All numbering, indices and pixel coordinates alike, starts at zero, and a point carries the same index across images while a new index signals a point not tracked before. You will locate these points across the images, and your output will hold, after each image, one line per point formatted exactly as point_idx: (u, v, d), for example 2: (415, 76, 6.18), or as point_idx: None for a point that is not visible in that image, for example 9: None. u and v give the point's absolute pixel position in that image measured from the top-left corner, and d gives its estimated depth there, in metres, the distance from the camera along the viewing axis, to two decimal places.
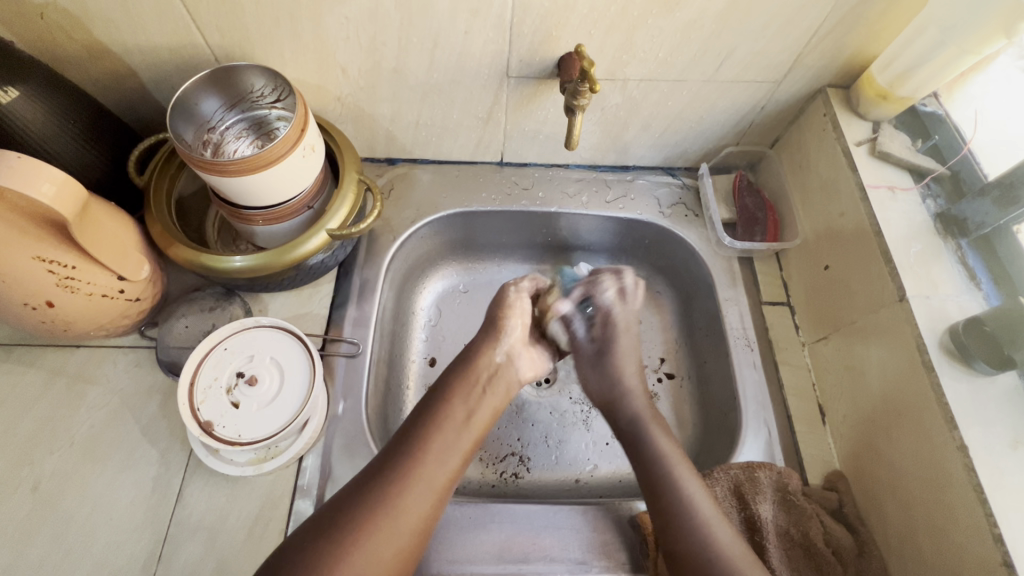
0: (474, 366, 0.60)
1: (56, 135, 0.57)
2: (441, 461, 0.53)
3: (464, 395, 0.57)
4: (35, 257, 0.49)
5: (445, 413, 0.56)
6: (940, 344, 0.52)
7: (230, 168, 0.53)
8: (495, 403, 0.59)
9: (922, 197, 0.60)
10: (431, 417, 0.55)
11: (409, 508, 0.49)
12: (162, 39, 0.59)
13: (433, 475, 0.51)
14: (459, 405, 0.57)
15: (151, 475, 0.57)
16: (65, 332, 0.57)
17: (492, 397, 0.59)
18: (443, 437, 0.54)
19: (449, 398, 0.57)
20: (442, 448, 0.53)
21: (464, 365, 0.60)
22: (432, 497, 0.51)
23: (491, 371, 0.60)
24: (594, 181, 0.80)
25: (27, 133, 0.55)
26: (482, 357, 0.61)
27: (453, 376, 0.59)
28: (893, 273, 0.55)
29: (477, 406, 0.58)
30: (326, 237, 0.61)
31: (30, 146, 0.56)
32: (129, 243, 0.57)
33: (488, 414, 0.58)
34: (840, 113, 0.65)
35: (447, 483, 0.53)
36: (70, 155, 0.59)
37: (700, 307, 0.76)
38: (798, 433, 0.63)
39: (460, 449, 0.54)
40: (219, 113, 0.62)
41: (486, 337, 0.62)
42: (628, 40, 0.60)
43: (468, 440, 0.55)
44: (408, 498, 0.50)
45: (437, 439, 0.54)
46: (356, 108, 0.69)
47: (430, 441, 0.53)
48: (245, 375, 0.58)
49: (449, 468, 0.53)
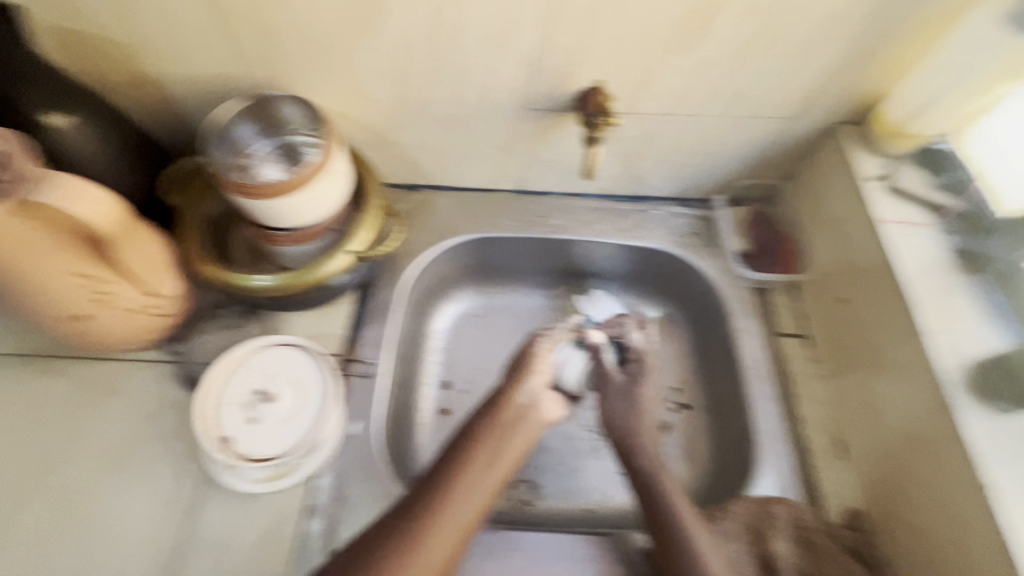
0: (504, 403, 0.61)
1: (100, 159, 0.60)
2: (464, 503, 0.52)
3: (490, 436, 0.58)
4: (73, 273, 0.51)
5: (472, 453, 0.56)
6: (960, 382, 0.51)
7: (260, 192, 0.56)
8: (524, 441, 0.59)
9: (939, 232, 0.60)
10: (457, 458, 0.56)
11: (431, 549, 0.49)
12: (204, 69, 0.62)
13: (455, 517, 0.51)
14: (484, 446, 0.57)
15: (167, 489, 0.58)
16: (96, 344, 0.59)
17: (518, 439, 0.59)
18: (468, 477, 0.54)
19: (475, 440, 0.57)
20: (467, 488, 0.53)
21: (492, 407, 0.61)
22: (456, 537, 0.50)
23: (521, 409, 0.61)
24: (610, 211, 0.81)
25: (73, 157, 0.58)
26: (509, 399, 0.61)
27: (480, 420, 0.59)
28: (912, 308, 0.55)
29: (503, 447, 0.57)
30: (350, 258, 0.64)
31: (76, 169, 0.59)
32: (162, 262, 0.59)
33: (519, 451, 0.59)
34: (855, 149, 0.66)
35: (470, 527, 0.52)
36: (107, 174, 0.61)
37: (715, 337, 0.76)
38: (816, 468, 0.62)
39: (488, 487, 0.54)
40: (253, 139, 0.65)
41: (512, 377, 0.64)
42: (646, 75, 0.62)
43: (496, 478, 0.55)
44: (429, 537, 0.49)
45: (463, 480, 0.54)
46: (381, 136, 0.72)
47: (458, 479, 0.54)
48: (264, 393, 0.59)
49: (473, 509, 0.52)
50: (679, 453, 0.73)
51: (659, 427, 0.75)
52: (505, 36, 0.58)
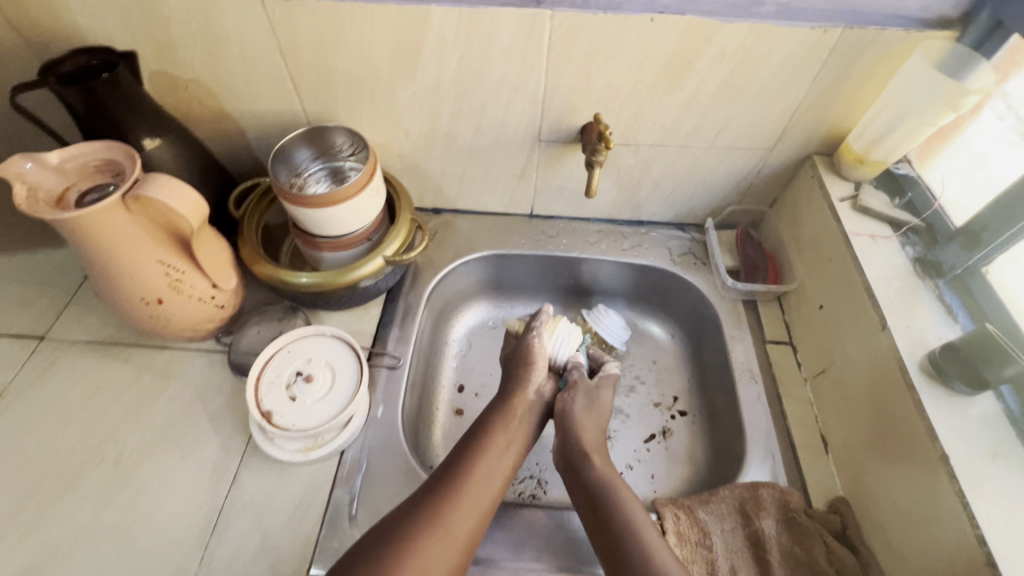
0: (511, 403, 0.69)
1: (181, 177, 0.72)
2: (484, 485, 0.61)
3: (501, 430, 0.66)
4: (159, 261, 0.62)
5: (487, 444, 0.65)
6: (919, 367, 0.57)
7: (311, 202, 0.67)
8: (527, 436, 0.68)
9: (901, 244, 0.68)
10: (474, 447, 0.64)
11: (458, 523, 0.56)
12: (270, 106, 0.76)
13: (478, 497, 0.59)
14: (498, 438, 0.66)
15: (213, 458, 0.65)
16: (163, 329, 0.68)
17: (525, 433, 0.68)
18: (485, 464, 0.62)
19: (489, 432, 0.66)
20: (485, 472, 0.62)
21: (501, 404, 0.69)
22: (477, 517, 0.58)
23: (524, 408, 0.69)
24: (612, 233, 0.91)
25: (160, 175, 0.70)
26: (516, 396, 0.70)
27: (492, 415, 0.68)
28: (876, 307, 0.62)
29: (513, 438, 0.66)
30: (381, 262, 0.73)
31: None
32: (225, 259, 0.70)
33: (522, 445, 0.67)
34: (825, 175, 0.75)
35: (490, 505, 0.60)
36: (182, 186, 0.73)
37: (710, 346, 0.83)
38: (802, 460, 0.67)
39: (500, 474, 0.63)
40: (307, 162, 0.77)
41: (516, 378, 0.71)
42: (639, 111, 0.73)
43: (506, 467, 0.64)
44: (457, 513, 0.57)
45: (481, 466, 0.62)
46: (413, 164, 0.84)
47: (475, 467, 0.62)
48: (303, 374, 0.68)
49: (492, 491, 0.61)
50: (677, 455, 0.79)
51: (659, 432, 0.81)
52: (519, 79, 0.70)
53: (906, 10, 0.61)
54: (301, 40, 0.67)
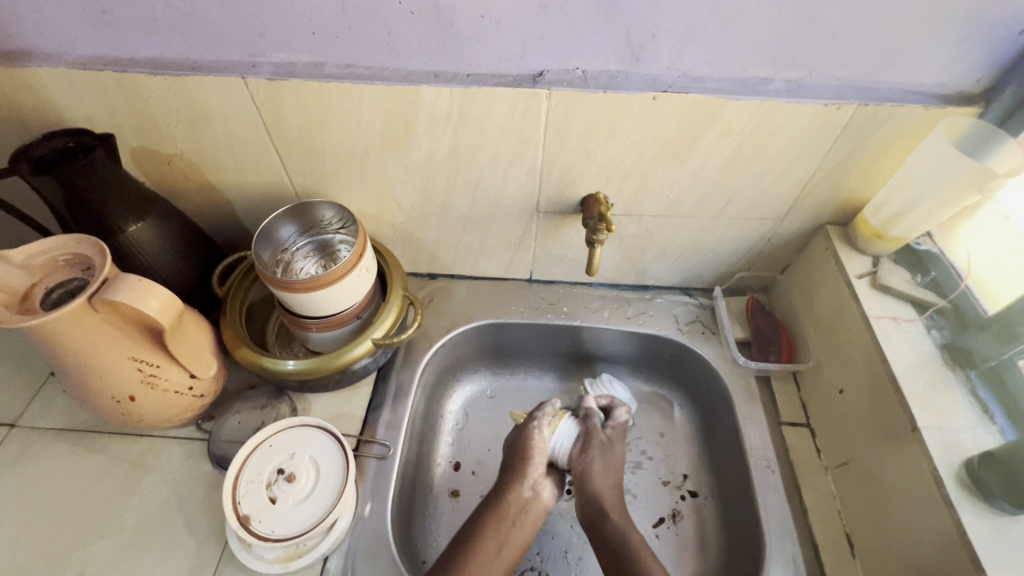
0: (505, 501, 0.67)
1: (165, 257, 0.69)
2: None
3: (495, 529, 0.64)
4: (130, 357, 0.58)
5: (479, 545, 0.62)
6: (956, 478, 0.52)
7: (298, 287, 0.64)
8: (524, 534, 0.66)
9: (926, 328, 0.63)
10: (466, 549, 0.62)
11: None
12: (257, 179, 0.73)
13: None
14: (491, 538, 0.63)
15: (186, 566, 0.60)
16: (137, 423, 0.64)
17: (521, 531, 0.66)
18: (476, 569, 0.60)
19: (482, 532, 0.64)
20: None
21: (496, 499, 0.67)
22: None
23: (521, 505, 0.67)
24: (615, 298, 0.87)
25: (143, 257, 0.67)
26: (511, 493, 0.67)
27: (486, 511, 0.66)
28: (904, 403, 0.57)
29: (507, 538, 0.64)
30: (371, 345, 0.69)
31: (144, 266, 0.68)
32: (205, 346, 0.66)
33: (519, 543, 0.65)
34: (840, 247, 0.71)
35: None
36: (167, 271, 0.70)
37: (721, 423, 0.78)
38: (826, 566, 0.61)
39: None
40: (293, 237, 0.73)
41: (512, 473, 0.69)
42: (641, 185, 0.70)
43: (499, 568, 0.62)
44: None
45: (471, 571, 0.60)
46: (406, 233, 0.81)
47: (465, 571, 0.60)
48: (285, 472, 0.63)
49: None
50: (688, 544, 0.73)
51: (668, 515, 0.75)
52: (516, 155, 0.67)
53: (923, 86, 0.58)
54: (288, 118, 0.64)
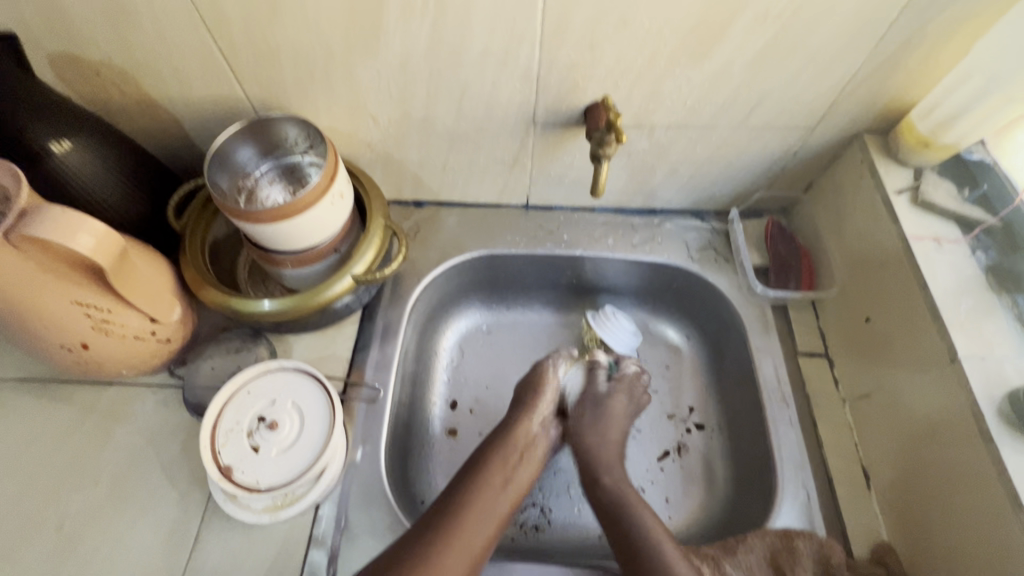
0: (515, 434, 0.62)
1: (104, 182, 0.60)
2: (479, 525, 0.54)
3: (503, 463, 0.59)
4: (74, 302, 0.51)
5: (485, 478, 0.57)
6: (998, 412, 0.48)
7: (262, 217, 0.55)
8: (531, 471, 0.61)
9: (971, 249, 0.57)
10: (471, 483, 0.57)
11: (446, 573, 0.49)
12: (205, 91, 0.62)
13: (470, 540, 0.52)
14: (498, 472, 0.58)
15: (170, 518, 0.57)
16: (98, 371, 0.58)
17: (528, 467, 0.61)
18: (481, 502, 0.55)
19: (489, 466, 0.58)
20: (481, 511, 0.55)
21: (503, 434, 0.62)
22: (467, 564, 0.51)
23: (528, 441, 0.62)
24: (621, 224, 0.79)
25: (78, 182, 0.58)
26: (520, 427, 0.62)
27: (492, 445, 0.61)
28: (943, 332, 0.52)
29: (515, 473, 0.59)
30: (352, 281, 0.62)
31: (81, 193, 0.59)
32: (163, 286, 0.58)
33: (526, 480, 0.60)
34: (878, 159, 0.63)
35: (484, 548, 0.53)
36: (104, 198, 0.60)
37: (732, 355, 0.73)
38: (840, 499, 0.59)
39: (499, 512, 0.56)
40: (254, 161, 0.64)
41: (522, 407, 0.64)
42: (655, 89, 0.60)
43: (507, 504, 0.57)
44: (448, 560, 0.50)
45: (477, 504, 0.55)
46: (385, 154, 0.71)
47: (471, 505, 0.55)
48: (266, 420, 0.58)
49: (487, 532, 0.54)
50: (694, 477, 0.71)
51: (674, 449, 0.72)
52: (508, 53, 0.56)
53: None
54: (227, 6, 0.52)
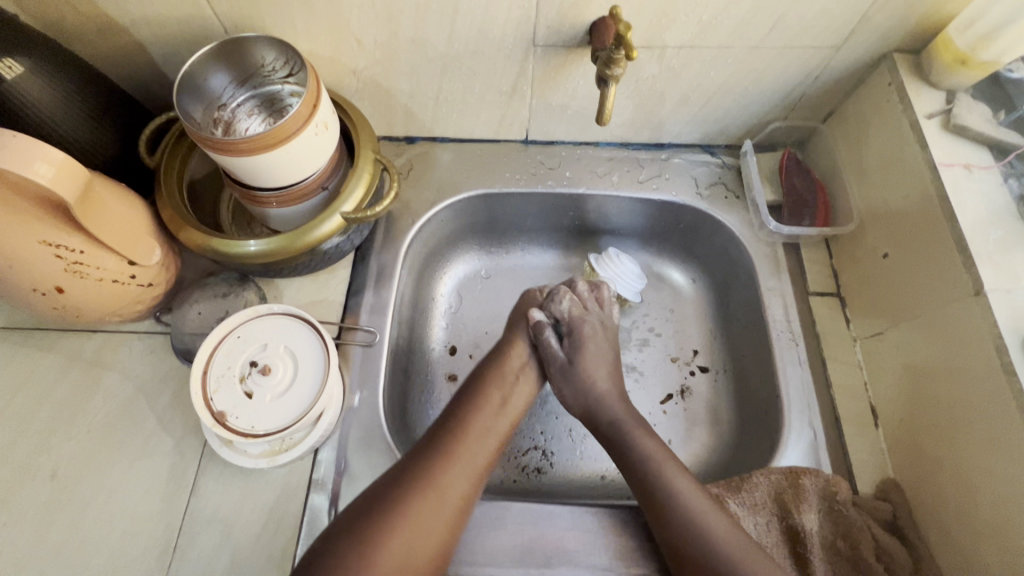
0: (507, 358, 0.62)
1: (64, 112, 0.54)
2: (479, 441, 0.55)
3: (499, 382, 0.60)
4: (42, 241, 0.47)
5: (483, 397, 0.58)
6: (1022, 345, 0.46)
7: (241, 148, 0.51)
8: (526, 392, 0.61)
9: (1004, 176, 0.53)
10: (469, 402, 0.58)
11: (451, 484, 0.51)
12: (168, 9, 0.56)
13: (473, 454, 0.54)
14: (495, 391, 0.59)
15: (166, 464, 0.56)
16: (78, 318, 0.55)
17: (526, 384, 0.61)
18: (481, 420, 0.56)
19: (486, 384, 0.59)
20: (481, 428, 0.56)
21: (498, 356, 0.63)
22: (472, 477, 0.52)
23: (522, 362, 0.63)
24: (626, 160, 0.74)
25: (36, 112, 0.52)
26: (513, 348, 0.63)
27: (488, 367, 0.62)
28: (968, 264, 0.49)
29: (512, 392, 0.60)
30: (342, 220, 0.58)
31: (40, 125, 0.53)
32: (139, 226, 0.55)
33: (523, 399, 0.61)
34: (907, 81, 0.58)
35: (487, 460, 0.55)
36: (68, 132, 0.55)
37: (739, 296, 0.71)
38: (847, 437, 0.58)
39: (499, 429, 0.57)
40: (229, 89, 0.59)
41: (515, 329, 0.65)
42: (668, 2, 0.54)
43: (504, 424, 0.58)
44: (451, 473, 0.51)
45: (476, 422, 0.56)
46: (373, 83, 0.65)
47: (468, 427, 0.55)
48: (258, 365, 0.56)
49: (488, 448, 0.55)
50: (697, 418, 0.70)
51: (677, 391, 0.71)
52: None
53: None
54: None
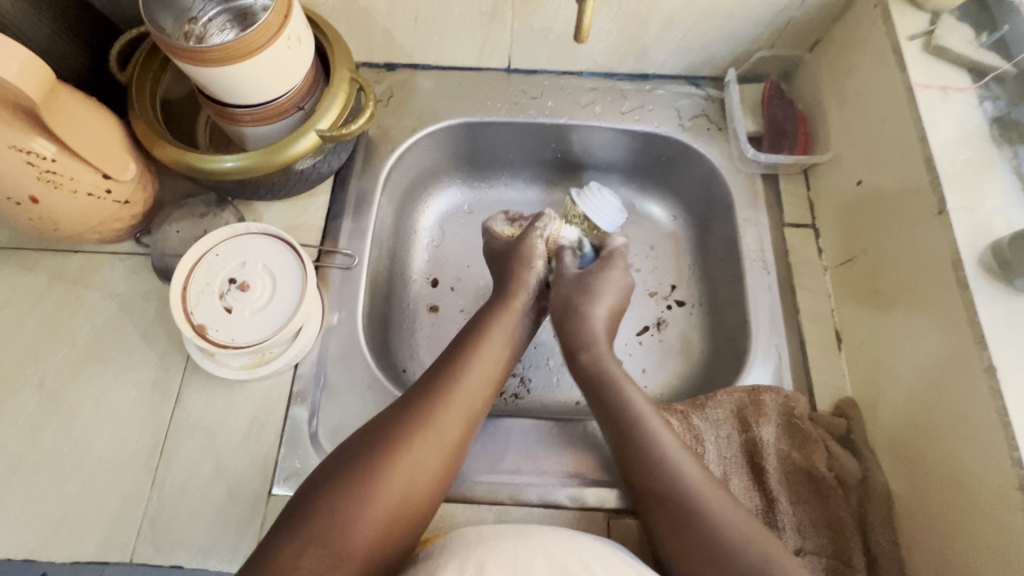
0: (508, 305, 0.61)
1: (39, 27, 0.54)
2: (477, 389, 0.54)
3: (501, 329, 0.59)
4: (10, 146, 0.47)
5: (480, 345, 0.57)
6: (979, 261, 0.47)
7: (213, 57, 0.50)
8: (523, 338, 0.61)
9: (979, 98, 0.53)
10: (465, 348, 0.57)
11: (447, 429, 0.51)
12: None
13: (468, 400, 0.53)
14: (494, 338, 0.58)
15: (151, 377, 0.58)
16: (56, 232, 0.56)
17: (521, 332, 0.61)
18: (478, 366, 0.56)
19: (485, 332, 0.58)
20: (478, 375, 0.55)
21: (497, 303, 0.62)
22: (466, 422, 0.53)
23: (523, 310, 0.62)
24: (609, 91, 0.73)
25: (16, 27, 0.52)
26: (514, 298, 0.62)
27: (487, 313, 0.61)
28: (935, 185, 0.50)
29: (509, 339, 0.59)
30: (317, 138, 0.57)
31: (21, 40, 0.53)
32: (113, 140, 0.55)
33: (517, 347, 0.60)
34: (893, 3, 0.57)
35: (482, 406, 0.55)
36: (25, 28, 0.53)
37: (717, 229, 0.72)
38: (811, 359, 0.60)
39: (494, 377, 0.57)
40: (200, 1, 0.57)
41: (512, 277, 0.63)
42: None
43: (501, 369, 0.57)
44: (447, 418, 0.51)
45: (473, 369, 0.55)
46: (350, 1, 0.64)
47: (465, 373, 0.55)
48: (237, 281, 0.57)
49: (483, 394, 0.55)
50: (671, 349, 0.72)
51: (653, 323, 0.73)
52: None
53: None
54: None
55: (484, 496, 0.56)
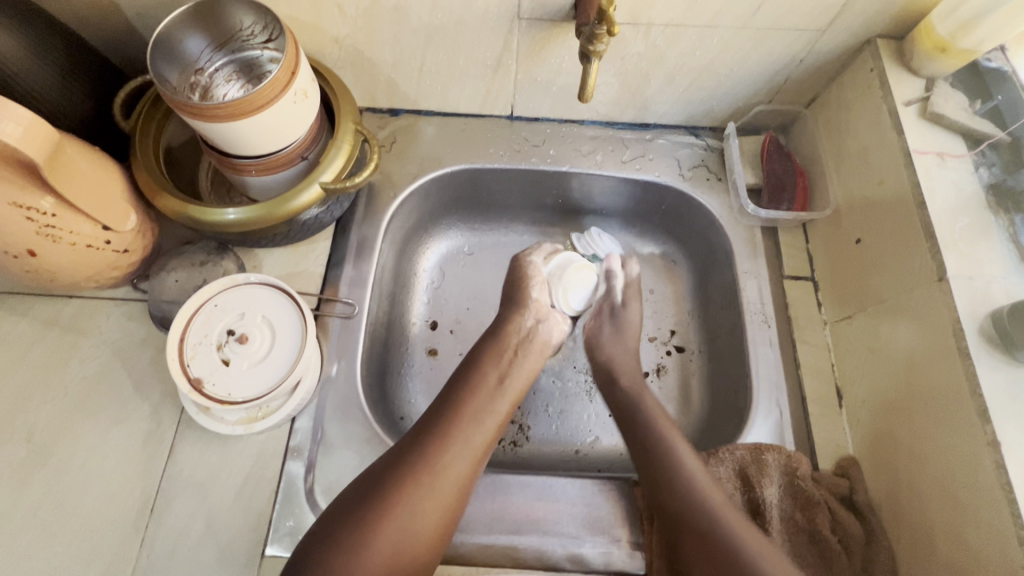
0: (506, 334, 0.62)
1: (51, 81, 0.54)
2: (478, 424, 0.54)
3: (496, 362, 0.59)
4: (12, 203, 0.46)
5: (479, 379, 0.57)
6: (979, 331, 0.47)
7: (219, 113, 0.50)
8: (526, 370, 0.61)
9: (975, 165, 0.55)
10: (466, 383, 0.57)
11: (450, 467, 0.51)
12: None
13: (470, 437, 0.53)
14: (491, 371, 0.58)
15: (143, 430, 0.57)
16: (52, 282, 0.55)
17: (524, 363, 0.61)
18: (478, 401, 0.56)
19: (482, 366, 0.59)
20: (478, 410, 0.55)
21: (494, 335, 0.62)
22: (470, 459, 0.52)
23: (522, 336, 0.63)
24: (610, 139, 0.74)
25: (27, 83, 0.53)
26: (511, 325, 0.63)
27: (488, 345, 0.61)
28: (934, 251, 0.50)
29: (509, 372, 0.59)
30: (321, 190, 0.57)
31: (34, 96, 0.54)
32: (114, 191, 0.54)
33: (522, 381, 0.60)
34: (889, 67, 0.58)
35: (486, 444, 0.54)
36: (38, 84, 0.54)
37: (717, 278, 0.72)
38: (812, 416, 0.60)
39: (497, 411, 0.56)
40: (206, 54, 0.57)
41: (512, 305, 0.65)
42: None
43: (504, 403, 0.57)
44: (450, 456, 0.51)
45: (473, 403, 0.55)
46: (355, 52, 0.64)
47: (465, 408, 0.55)
48: (235, 333, 0.56)
49: (486, 430, 0.55)
50: (671, 396, 0.71)
51: (653, 370, 0.73)
52: None
53: None
54: None
55: (482, 556, 0.55)
